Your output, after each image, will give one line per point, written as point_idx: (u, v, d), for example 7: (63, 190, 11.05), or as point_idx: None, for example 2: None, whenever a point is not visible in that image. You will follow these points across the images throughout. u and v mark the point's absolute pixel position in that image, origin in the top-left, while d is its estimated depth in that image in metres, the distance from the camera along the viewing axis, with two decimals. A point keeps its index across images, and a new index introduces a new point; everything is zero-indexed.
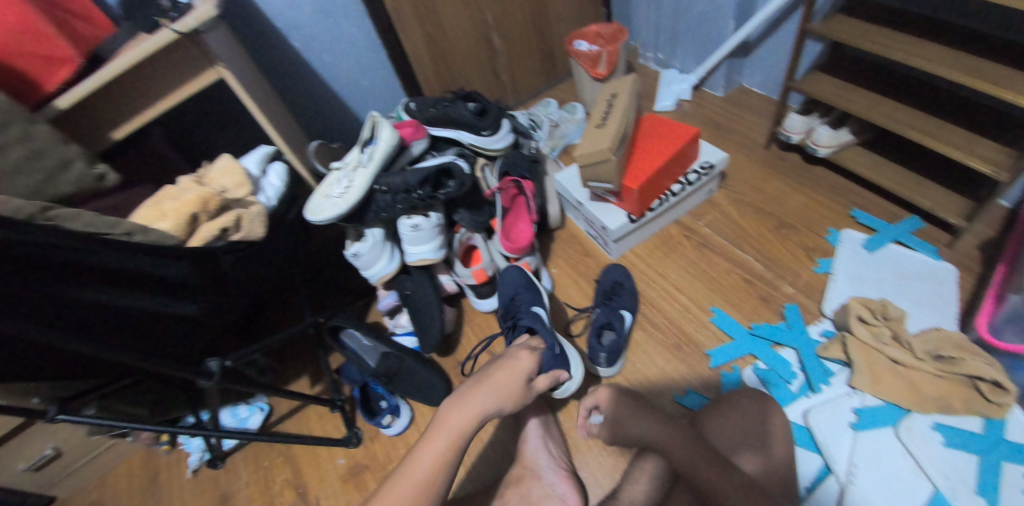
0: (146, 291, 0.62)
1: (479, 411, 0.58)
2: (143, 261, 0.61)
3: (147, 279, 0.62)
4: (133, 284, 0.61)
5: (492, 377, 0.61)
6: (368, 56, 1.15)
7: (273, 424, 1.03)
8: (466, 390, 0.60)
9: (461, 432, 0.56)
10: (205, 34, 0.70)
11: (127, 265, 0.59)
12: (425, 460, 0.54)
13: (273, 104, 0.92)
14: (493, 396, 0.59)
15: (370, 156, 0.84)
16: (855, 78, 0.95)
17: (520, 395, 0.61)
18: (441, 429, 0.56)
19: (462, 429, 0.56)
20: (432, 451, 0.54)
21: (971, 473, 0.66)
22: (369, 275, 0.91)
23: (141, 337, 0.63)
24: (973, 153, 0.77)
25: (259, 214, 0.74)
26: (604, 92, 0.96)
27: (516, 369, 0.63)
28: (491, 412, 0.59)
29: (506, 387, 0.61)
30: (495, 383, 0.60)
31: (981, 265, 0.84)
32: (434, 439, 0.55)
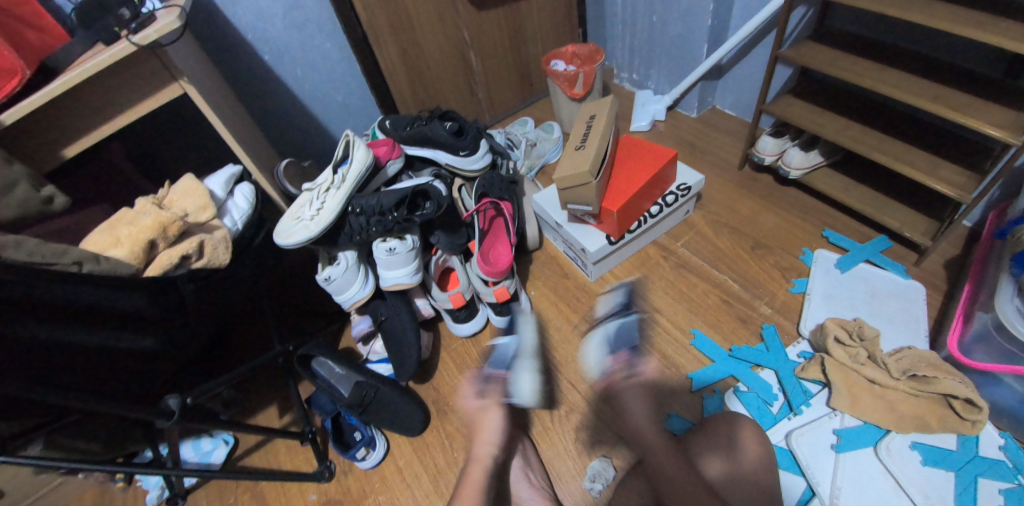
0: (100, 327, 0.58)
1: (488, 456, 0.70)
2: (100, 295, 0.57)
3: (101, 313, 0.57)
4: (83, 319, 0.56)
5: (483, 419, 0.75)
6: (342, 73, 1.13)
7: (239, 458, 0.97)
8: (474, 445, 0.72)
9: (484, 461, 0.70)
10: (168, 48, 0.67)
11: (78, 300, 0.55)
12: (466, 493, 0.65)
13: (242, 123, 0.89)
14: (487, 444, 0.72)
15: (343, 177, 0.82)
16: (822, 102, 0.98)
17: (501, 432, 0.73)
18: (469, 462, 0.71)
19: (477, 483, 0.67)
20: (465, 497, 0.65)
21: (950, 492, 0.66)
22: (342, 300, 0.87)
23: (94, 373, 0.60)
24: (937, 176, 0.80)
25: (223, 239, 0.69)
26: (582, 114, 0.96)
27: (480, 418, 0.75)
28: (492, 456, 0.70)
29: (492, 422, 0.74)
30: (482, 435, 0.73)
31: (947, 284, 0.87)
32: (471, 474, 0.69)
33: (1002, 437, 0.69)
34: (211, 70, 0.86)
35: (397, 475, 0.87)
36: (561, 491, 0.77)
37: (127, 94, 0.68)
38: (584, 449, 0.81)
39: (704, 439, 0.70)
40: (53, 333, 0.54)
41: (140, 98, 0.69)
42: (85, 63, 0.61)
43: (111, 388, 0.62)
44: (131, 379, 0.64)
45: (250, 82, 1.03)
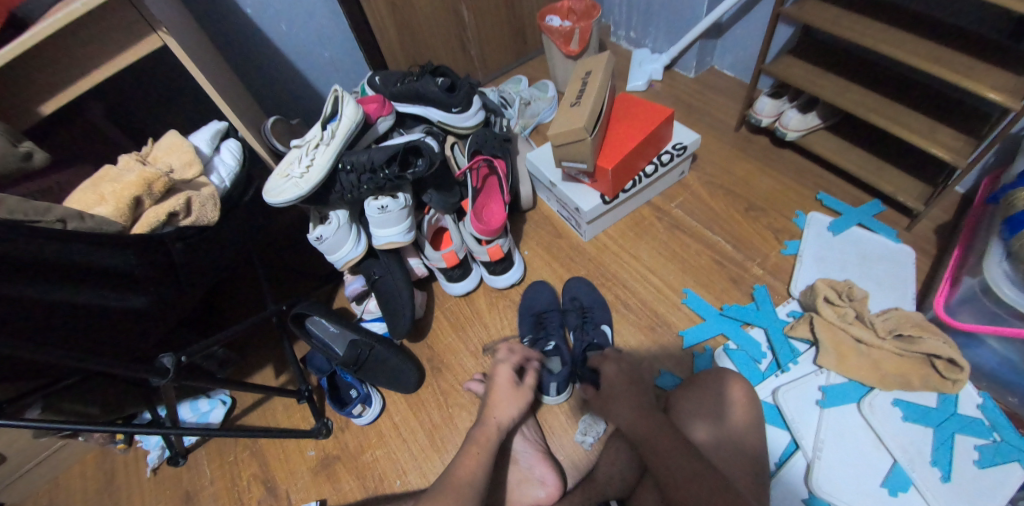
0: (86, 284, 0.57)
1: (496, 424, 0.70)
2: (86, 252, 0.56)
3: (84, 269, 0.56)
4: (71, 276, 0.55)
5: (496, 391, 0.74)
6: (327, 27, 1.08)
7: (237, 417, 0.98)
8: (485, 413, 0.72)
9: (491, 442, 0.67)
10: None
11: (63, 257, 0.54)
12: (466, 467, 0.64)
13: (224, 78, 0.85)
14: (507, 410, 0.72)
15: (332, 133, 0.80)
16: (823, 62, 0.96)
17: (517, 399, 0.73)
18: (470, 442, 0.68)
19: (484, 442, 0.67)
20: (468, 457, 0.65)
21: (927, 446, 0.69)
22: (335, 260, 0.87)
23: (89, 332, 0.60)
24: (933, 140, 0.80)
25: (210, 196, 0.68)
26: (578, 70, 0.93)
27: (501, 381, 0.75)
28: (507, 424, 0.70)
29: (508, 397, 0.73)
30: (504, 402, 0.72)
31: (936, 247, 0.88)
32: (470, 451, 0.66)
33: (980, 396, 0.72)
34: (188, 22, 0.81)
35: (394, 430, 0.89)
36: (553, 443, 0.80)
37: (102, 48, 0.63)
38: (576, 404, 0.83)
39: (698, 395, 0.70)
40: (35, 289, 0.53)
41: (117, 51, 0.65)
42: (57, 13, 0.57)
43: (107, 348, 0.62)
44: (127, 339, 0.64)
45: (231, 35, 0.98)
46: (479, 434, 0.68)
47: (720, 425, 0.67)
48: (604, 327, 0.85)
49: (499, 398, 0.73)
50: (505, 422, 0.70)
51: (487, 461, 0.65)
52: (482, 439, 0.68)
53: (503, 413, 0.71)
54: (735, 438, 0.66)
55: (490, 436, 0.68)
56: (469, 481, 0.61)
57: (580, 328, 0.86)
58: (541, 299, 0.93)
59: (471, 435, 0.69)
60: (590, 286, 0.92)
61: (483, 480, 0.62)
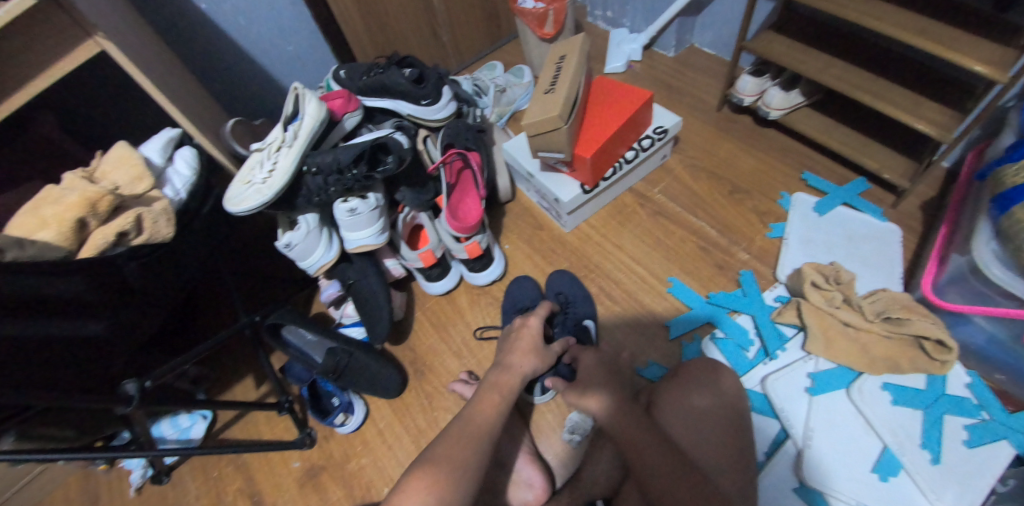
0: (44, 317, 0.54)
1: (518, 371, 0.67)
2: (35, 282, 0.51)
3: (37, 301, 0.52)
4: (20, 308, 0.51)
5: (518, 343, 0.71)
6: (287, 18, 1.02)
7: (219, 431, 0.95)
8: (506, 359, 0.69)
9: (512, 388, 0.64)
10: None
11: (11, 289, 0.50)
12: (483, 413, 0.60)
13: (176, 80, 0.80)
14: (526, 357, 0.69)
15: (295, 134, 0.75)
16: (806, 37, 0.92)
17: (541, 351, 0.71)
18: (489, 387, 0.64)
19: (506, 388, 0.64)
20: (484, 403, 0.62)
21: (916, 428, 0.69)
22: (307, 266, 0.83)
23: (54, 367, 0.56)
24: (920, 116, 0.77)
25: (163, 211, 0.63)
26: (552, 55, 0.89)
27: (527, 331, 0.73)
28: (528, 372, 0.68)
29: (532, 348, 0.70)
30: (524, 349, 0.70)
31: (922, 224, 0.86)
32: (487, 396, 0.63)
33: (968, 375, 0.71)
34: (133, 21, 0.75)
35: (380, 437, 0.87)
36: (541, 443, 0.78)
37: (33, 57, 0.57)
38: (563, 401, 0.81)
39: (684, 391, 0.69)
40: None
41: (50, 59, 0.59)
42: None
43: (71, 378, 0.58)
44: (87, 369, 0.60)
45: (184, 31, 0.92)
46: (500, 380, 0.65)
47: (698, 416, 0.66)
48: (588, 323, 0.82)
49: (519, 346, 0.71)
50: (525, 370, 0.67)
51: (506, 411, 0.62)
52: (504, 384, 0.65)
53: (527, 363, 0.68)
54: (722, 429, 0.65)
55: (509, 385, 0.65)
56: (485, 431, 0.58)
57: (564, 321, 0.82)
58: (522, 296, 0.90)
59: (490, 380, 0.66)
60: (573, 280, 0.89)
61: (501, 424, 0.60)
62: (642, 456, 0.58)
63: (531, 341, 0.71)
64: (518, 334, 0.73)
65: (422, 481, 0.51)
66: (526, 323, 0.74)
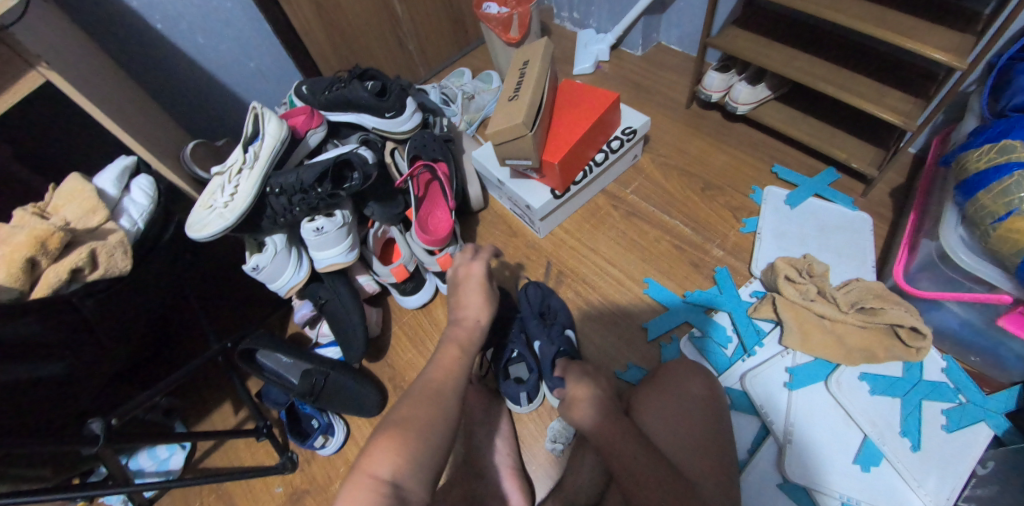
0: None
1: (473, 323, 0.66)
2: None
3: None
4: None
5: (466, 290, 0.69)
6: (247, 36, 1.00)
7: (199, 460, 0.93)
8: (457, 312, 0.68)
9: (472, 345, 0.63)
10: (14, 28, 0.56)
11: None
12: (445, 368, 0.59)
13: (132, 105, 0.78)
14: (477, 308, 0.67)
15: (255, 155, 0.74)
16: (768, 31, 0.93)
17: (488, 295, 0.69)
18: (448, 343, 0.63)
19: (465, 342, 0.63)
20: (445, 360, 0.60)
21: (896, 417, 0.69)
22: (277, 288, 0.81)
23: (9, 411, 0.54)
24: (883, 105, 0.78)
25: (119, 243, 0.61)
26: (516, 61, 0.88)
27: (473, 279, 0.70)
28: (481, 321, 0.66)
29: (476, 291, 0.69)
30: (474, 298, 0.68)
31: (892, 212, 0.87)
32: (446, 352, 0.62)
33: (944, 359, 0.72)
34: (82, 47, 0.73)
35: None
36: (525, 453, 0.77)
37: None
38: (545, 410, 0.80)
39: (661, 394, 0.69)
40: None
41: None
42: None
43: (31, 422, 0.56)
44: (48, 412, 0.58)
45: (140, 54, 0.90)
46: (455, 335, 0.64)
47: (682, 419, 0.66)
48: (569, 333, 0.81)
49: (466, 292, 0.69)
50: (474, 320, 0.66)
51: (466, 365, 0.61)
52: (462, 339, 0.63)
53: (481, 313, 0.67)
54: (704, 429, 0.65)
55: (462, 336, 0.64)
56: (447, 385, 0.57)
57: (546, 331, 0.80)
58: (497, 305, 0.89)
59: (447, 334, 0.65)
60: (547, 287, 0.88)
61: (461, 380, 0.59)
62: (625, 462, 0.57)
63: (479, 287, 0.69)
64: (464, 282, 0.70)
65: (385, 437, 0.50)
66: (470, 271, 0.71)
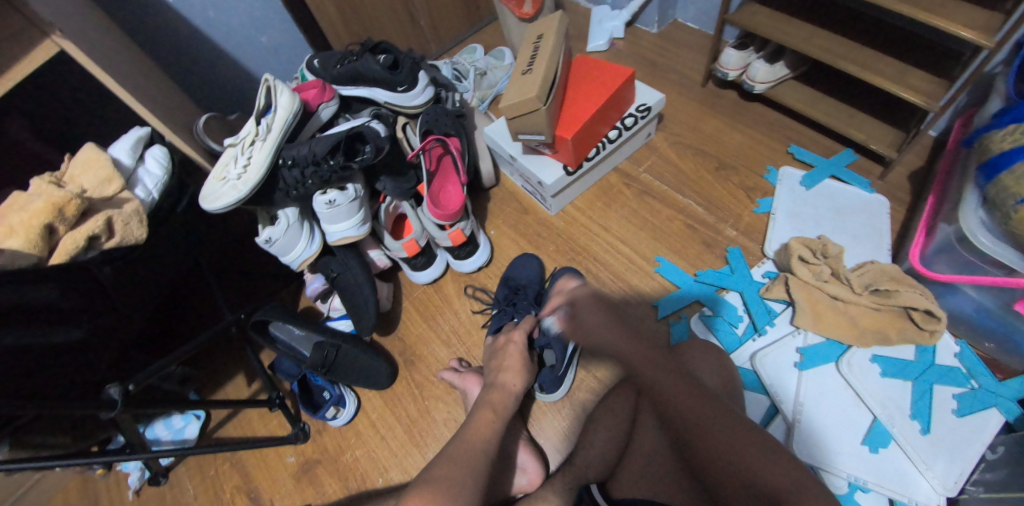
0: (15, 328, 0.53)
1: (509, 389, 0.69)
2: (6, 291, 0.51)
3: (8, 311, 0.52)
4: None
5: (506, 358, 0.74)
6: (258, 8, 0.99)
7: (214, 430, 0.95)
8: (496, 377, 0.71)
9: (506, 410, 0.66)
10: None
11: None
12: (478, 433, 0.60)
13: (144, 76, 0.78)
14: (515, 374, 0.71)
15: (268, 127, 0.73)
16: (788, 7, 0.90)
17: (528, 365, 0.74)
18: (483, 405, 0.65)
19: (499, 405, 0.66)
20: (481, 425, 0.62)
21: (906, 399, 0.69)
22: (289, 260, 0.82)
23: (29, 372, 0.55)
24: (905, 84, 0.76)
25: (134, 212, 0.61)
26: (529, 33, 0.86)
27: (512, 348, 0.75)
28: (516, 388, 0.70)
29: (517, 364, 0.73)
30: (512, 365, 0.73)
31: (910, 193, 0.85)
32: (481, 418, 0.63)
33: (957, 344, 0.71)
34: (93, 17, 0.73)
35: (372, 428, 0.86)
36: (534, 428, 0.79)
37: None
38: None
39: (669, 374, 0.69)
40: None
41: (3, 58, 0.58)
42: None
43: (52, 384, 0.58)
44: (72, 377, 0.60)
45: (151, 26, 0.89)
46: (493, 400, 0.67)
47: None
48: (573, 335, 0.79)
49: (507, 365, 0.73)
50: (516, 387, 0.70)
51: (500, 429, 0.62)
52: (498, 404, 0.66)
53: (516, 379, 0.71)
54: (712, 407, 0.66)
55: (503, 404, 0.66)
56: (480, 450, 0.58)
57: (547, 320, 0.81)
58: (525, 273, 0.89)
59: (482, 399, 0.67)
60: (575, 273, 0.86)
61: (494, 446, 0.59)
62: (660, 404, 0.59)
63: (517, 359, 0.74)
64: (503, 351, 0.76)
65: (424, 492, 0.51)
66: (509, 339, 0.77)
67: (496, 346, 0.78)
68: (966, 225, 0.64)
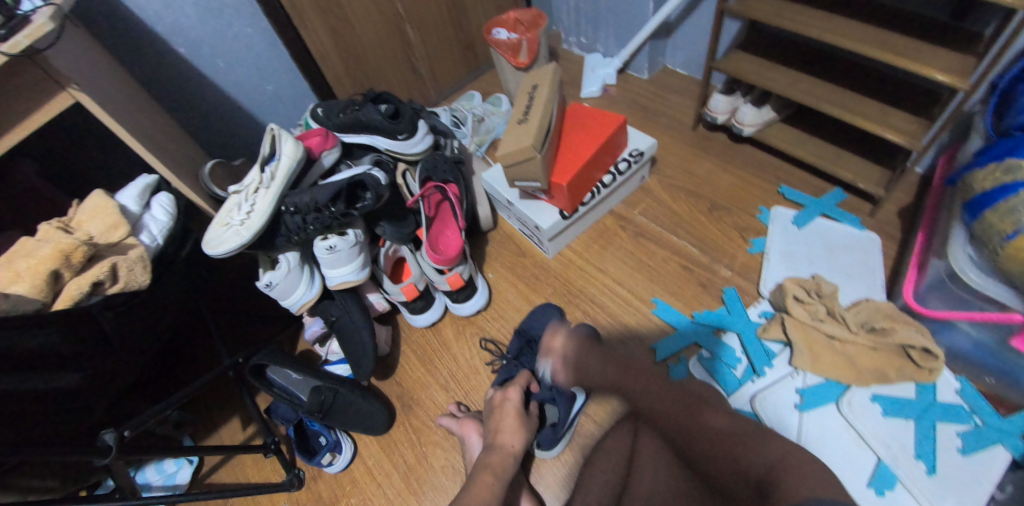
0: (16, 374, 0.53)
1: (508, 449, 0.68)
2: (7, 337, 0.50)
3: (11, 357, 0.52)
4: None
5: (504, 416, 0.73)
6: (267, 61, 1.04)
7: (206, 476, 0.93)
8: (493, 437, 0.70)
9: (506, 472, 0.65)
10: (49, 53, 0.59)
11: None
12: (478, 499, 0.59)
13: (155, 126, 0.81)
14: (514, 435, 0.70)
15: (272, 175, 0.75)
16: (771, 55, 0.95)
17: (525, 425, 0.73)
18: (482, 468, 0.65)
19: (499, 468, 0.65)
20: (481, 486, 0.61)
21: (910, 439, 0.68)
22: (289, 304, 0.83)
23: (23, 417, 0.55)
24: (888, 126, 0.78)
25: (139, 258, 0.62)
26: (525, 84, 0.90)
27: (509, 406, 0.74)
28: (516, 450, 0.69)
29: (515, 424, 0.72)
30: (510, 425, 0.71)
31: (901, 232, 0.87)
32: (481, 481, 0.63)
33: (958, 381, 0.70)
34: (110, 71, 0.77)
35: (368, 476, 0.85)
36: (533, 475, 0.78)
37: (6, 111, 0.59)
38: None
39: None
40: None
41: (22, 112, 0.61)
42: None
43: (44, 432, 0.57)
44: (53, 424, 0.59)
45: (164, 78, 0.94)
46: (494, 460, 0.66)
47: None
48: (577, 395, 0.78)
49: (504, 423, 0.72)
50: (515, 448, 0.69)
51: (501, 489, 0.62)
52: (497, 466, 0.65)
53: (515, 439, 0.70)
54: None
55: (502, 462, 0.66)
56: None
57: (551, 378, 0.80)
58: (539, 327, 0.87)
59: (482, 460, 0.67)
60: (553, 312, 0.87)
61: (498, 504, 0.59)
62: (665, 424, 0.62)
63: (514, 420, 0.72)
64: (500, 408, 0.75)
65: None
66: (506, 397, 0.75)
67: (491, 402, 0.77)
68: (958, 262, 0.64)
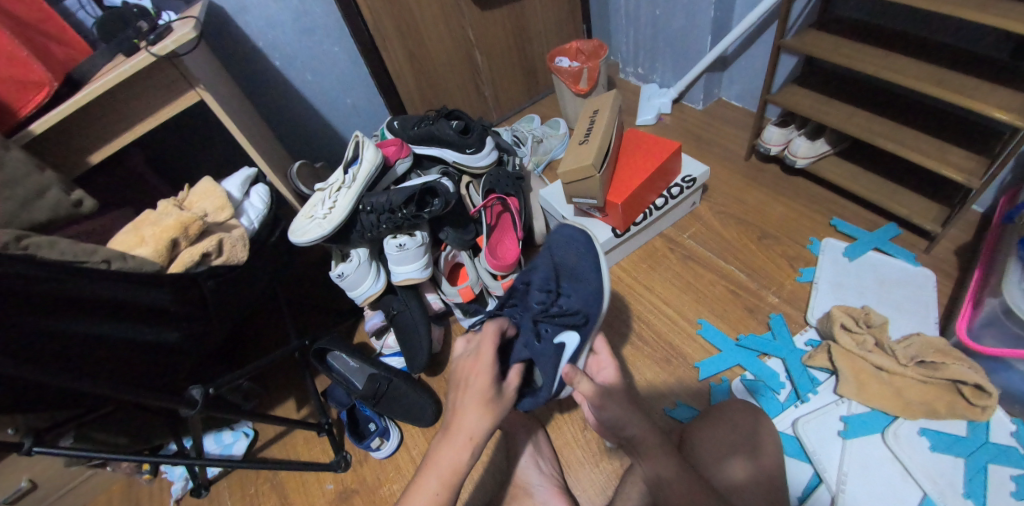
0: (122, 321, 0.61)
1: (464, 441, 0.56)
2: (115, 289, 0.59)
3: (123, 307, 0.61)
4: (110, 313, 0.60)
5: (463, 399, 0.58)
6: (351, 75, 1.16)
7: (259, 450, 0.99)
8: (450, 420, 0.58)
9: (456, 476, 0.55)
10: (185, 56, 0.70)
11: (95, 292, 0.57)
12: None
13: (254, 126, 0.92)
14: (474, 422, 0.57)
15: (354, 176, 0.84)
16: (827, 90, 0.98)
17: (495, 401, 0.59)
18: (428, 465, 0.56)
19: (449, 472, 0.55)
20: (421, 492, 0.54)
21: (959, 477, 0.66)
22: (355, 296, 0.90)
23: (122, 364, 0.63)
24: (945, 162, 0.79)
25: (240, 238, 0.72)
26: (586, 109, 0.97)
27: (473, 386, 0.59)
28: (477, 440, 0.56)
29: (475, 404, 0.58)
30: (470, 408, 0.57)
31: (958, 270, 0.86)
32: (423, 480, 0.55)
33: (1013, 423, 0.69)
34: (223, 76, 0.89)
35: (411, 464, 0.89)
36: (571, 478, 0.79)
37: (147, 101, 0.71)
38: (593, 438, 0.82)
39: (708, 434, 0.70)
40: (57, 322, 0.56)
41: (157, 105, 0.72)
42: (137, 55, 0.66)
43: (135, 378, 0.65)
44: (155, 372, 0.68)
45: (262, 85, 1.06)
46: (439, 454, 0.56)
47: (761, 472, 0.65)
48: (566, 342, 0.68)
49: (464, 404, 0.58)
50: (474, 436, 0.56)
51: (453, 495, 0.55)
52: (447, 471, 0.55)
53: (476, 426, 0.56)
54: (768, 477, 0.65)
55: (450, 457, 0.56)
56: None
57: (533, 326, 0.69)
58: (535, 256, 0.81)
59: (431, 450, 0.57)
60: (597, 266, 0.77)
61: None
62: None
63: (480, 394, 0.58)
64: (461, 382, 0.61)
65: None
66: (467, 371, 0.61)
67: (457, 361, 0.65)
68: (1009, 297, 0.65)
